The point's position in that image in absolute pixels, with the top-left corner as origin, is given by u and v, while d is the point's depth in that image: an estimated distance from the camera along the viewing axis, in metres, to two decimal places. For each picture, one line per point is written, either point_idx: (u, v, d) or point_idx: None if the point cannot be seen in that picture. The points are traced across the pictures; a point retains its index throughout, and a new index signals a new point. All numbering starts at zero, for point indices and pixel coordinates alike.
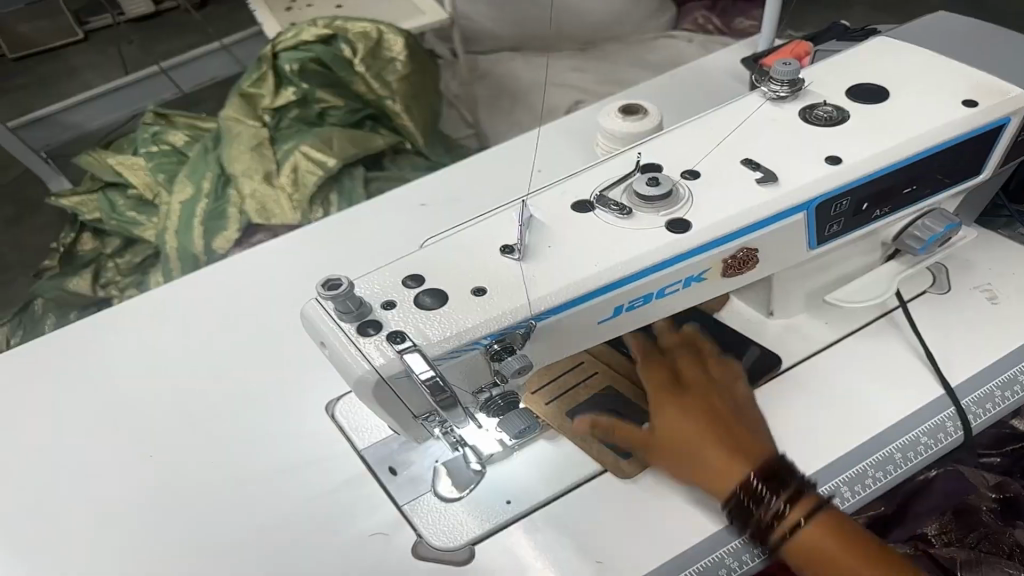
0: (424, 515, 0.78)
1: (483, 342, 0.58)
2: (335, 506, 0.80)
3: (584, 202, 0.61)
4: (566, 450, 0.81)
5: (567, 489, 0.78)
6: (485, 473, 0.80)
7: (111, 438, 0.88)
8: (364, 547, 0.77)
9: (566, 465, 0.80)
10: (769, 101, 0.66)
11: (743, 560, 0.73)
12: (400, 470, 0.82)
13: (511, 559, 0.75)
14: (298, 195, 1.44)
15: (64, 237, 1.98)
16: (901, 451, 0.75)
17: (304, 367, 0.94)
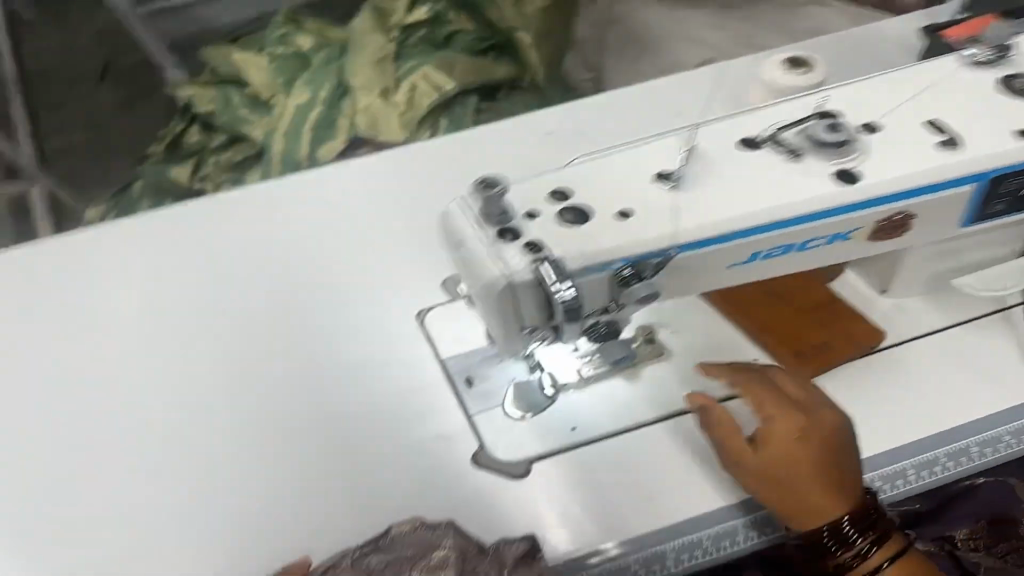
0: (490, 428, 0.82)
1: (614, 266, 0.59)
2: (421, 407, 0.85)
3: (751, 141, 0.62)
4: (641, 392, 0.83)
5: (632, 427, 0.82)
6: (559, 399, 0.83)
7: (222, 310, 0.93)
8: (448, 452, 0.82)
9: (646, 406, 0.82)
10: (969, 65, 0.64)
11: (785, 520, 0.77)
12: (474, 383, 0.85)
13: (568, 482, 0.80)
14: (408, 116, 1.46)
15: (173, 128, 2.04)
16: (977, 446, 0.77)
17: (411, 273, 0.97)
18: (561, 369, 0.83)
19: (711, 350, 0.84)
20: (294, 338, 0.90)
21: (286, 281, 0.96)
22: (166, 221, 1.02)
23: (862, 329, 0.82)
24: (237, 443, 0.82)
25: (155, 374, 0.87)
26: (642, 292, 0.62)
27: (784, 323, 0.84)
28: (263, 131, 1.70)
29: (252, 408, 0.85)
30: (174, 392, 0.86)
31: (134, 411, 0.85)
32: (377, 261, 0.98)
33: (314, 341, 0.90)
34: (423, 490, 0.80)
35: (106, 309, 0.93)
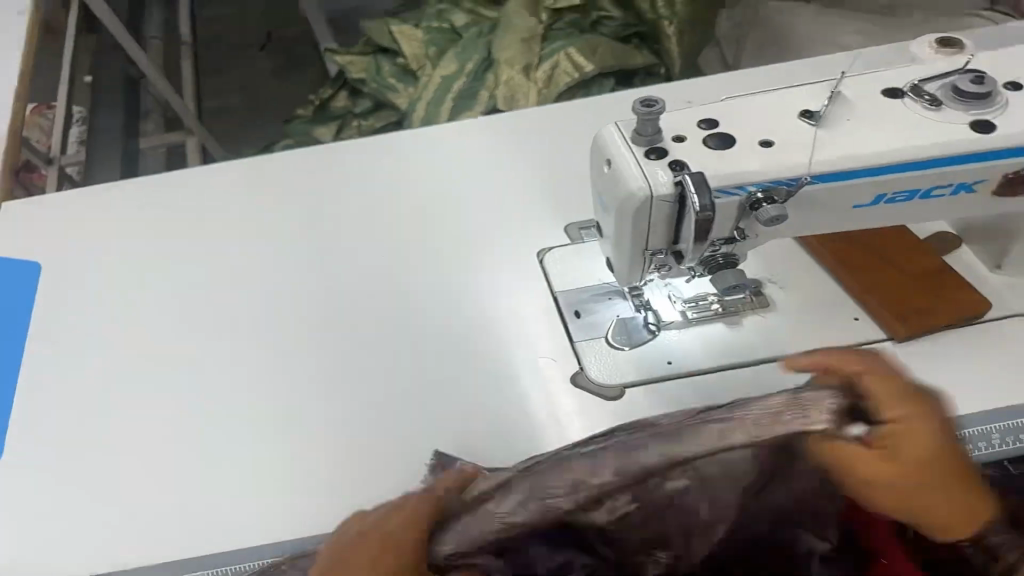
0: (591, 354, 0.90)
1: (747, 190, 0.65)
2: (536, 327, 0.94)
3: (896, 90, 0.66)
4: (739, 338, 0.90)
5: (727, 366, 0.89)
6: (660, 335, 0.91)
7: (373, 229, 1.06)
8: (562, 370, 0.90)
9: (745, 348, 0.89)
10: None
11: None
12: (583, 315, 0.94)
13: (656, 406, 0.87)
14: (547, 92, 1.59)
15: (324, 92, 2.20)
16: None
17: (542, 214, 1.06)
18: (662, 310, 0.93)
19: (818, 304, 0.91)
20: (439, 262, 1.02)
21: (433, 214, 1.07)
22: (332, 150, 1.16)
23: (971, 297, 0.88)
24: (373, 337, 0.94)
25: (317, 280, 1.01)
26: (770, 213, 0.64)
27: (895, 287, 0.90)
28: (406, 100, 1.88)
29: (399, 315, 0.96)
30: (333, 296, 0.99)
31: (299, 307, 0.98)
32: (514, 203, 1.08)
33: (454, 266, 1.01)
34: (539, 399, 0.88)
35: (280, 223, 1.08)
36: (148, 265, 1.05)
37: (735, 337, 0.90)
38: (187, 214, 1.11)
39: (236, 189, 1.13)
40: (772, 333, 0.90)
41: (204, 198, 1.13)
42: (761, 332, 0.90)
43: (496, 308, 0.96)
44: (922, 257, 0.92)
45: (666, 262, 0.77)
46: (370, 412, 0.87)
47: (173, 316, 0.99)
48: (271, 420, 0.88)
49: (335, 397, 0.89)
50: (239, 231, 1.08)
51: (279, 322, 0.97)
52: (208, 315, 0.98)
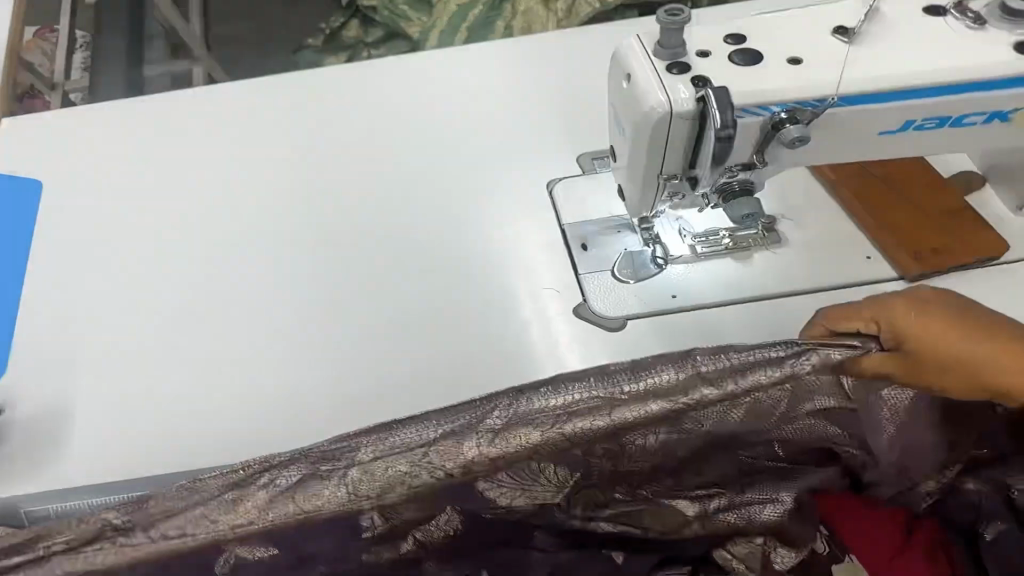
0: (597, 287, 0.89)
1: (771, 109, 0.62)
2: (540, 257, 0.92)
3: (938, 7, 0.63)
4: (746, 273, 0.89)
5: (734, 301, 0.87)
6: (666, 269, 0.90)
7: (378, 153, 1.04)
8: (565, 302, 0.89)
9: (755, 285, 0.88)
10: None
11: None
12: (589, 248, 0.92)
13: (660, 340, 0.86)
14: (564, 24, 1.55)
15: (333, 20, 2.15)
16: None
17: (551, 143, 1.03)
18: (670, 245, 0.91)
19: (831, 242, 0.89)
20: (446, 189, 1.00)
21: (442, 141, 1.04)
22: (339, 71, 1.13)
23: (989, 238, 0.86)
24: (375, 260, 0.93)
25: (321, 203, 0.99)
26: (793, 135, 0.62)
27: (914, 225, 0.88)
28: (418, 29, 1.83)
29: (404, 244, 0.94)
30: (337, 219, 0.97)
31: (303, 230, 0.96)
32: (526, 132, 1.05)
33: (461, 194, 0.99)
34: (539, 330, 0.87)
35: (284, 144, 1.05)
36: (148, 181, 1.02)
37: (744, 273, 0.89)
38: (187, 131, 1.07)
39: (239, 107, 1.10)
40: (781, 271, 0.88)
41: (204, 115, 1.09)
42: (771, 269, 0.88)
43: (504, 238, 0.95)
44: (943, 193, 0.90)
45: (679, 189, 0.75)
46: (373, 335, 0.87)
47: (172, 234, 0.97)
48: (268, 340, 0.87)
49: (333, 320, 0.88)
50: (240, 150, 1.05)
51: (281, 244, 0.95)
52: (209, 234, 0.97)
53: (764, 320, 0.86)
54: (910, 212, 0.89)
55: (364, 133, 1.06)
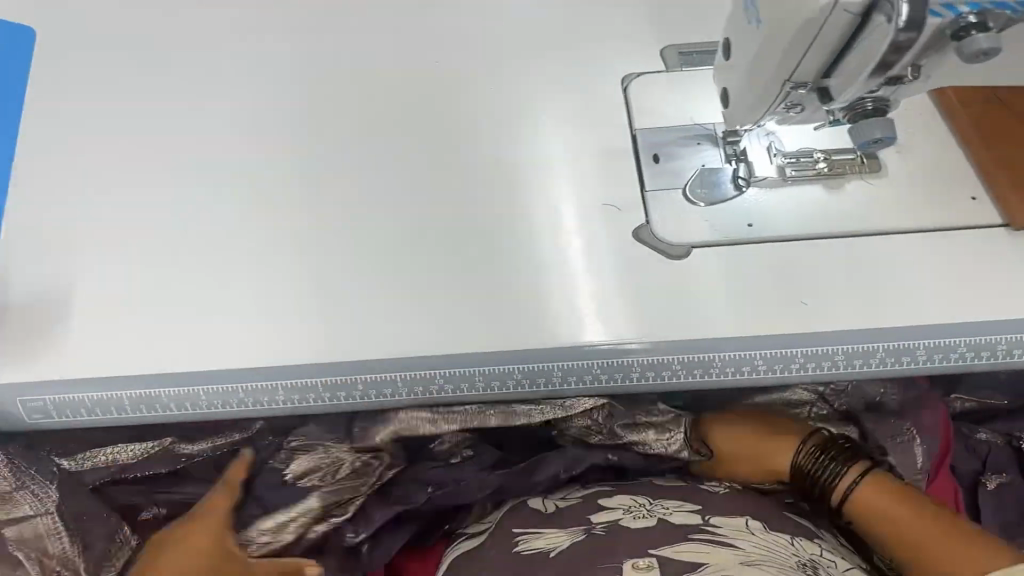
0: (663, 206, 0.79)
1: (959, 10, 0.51)
2: (601, 167, 0.82)
3: None
4: (833, 205, 0.79)
5: (817, 236, 0.78)
6: (748, 192, 0.79)
7: (419, 21, 0.88)
8: (627, 222, 0.79)
9: (848, 217, 0.78)
10: None
11: (931, 357, 0.76)
12: (661, 161, 0.81)
13: (728, 272, 0.77)
14: None
15: None
16: None
17: (623, 27, 0.88)
18: (757, 164, 0.80)
19: (937, 177, 0.79)
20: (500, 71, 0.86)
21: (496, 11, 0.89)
22: None
23: None
24: (414, 155, 0.82)
25: (355, 76, 0.86)
26: (981, 45, 0.51)
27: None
28: None
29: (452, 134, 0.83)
30: (375, 99, 0.84)
31: (335, 107, 0.84)
32: (596, 7, 0.90)
33: (518, 79, 0.86)
34: (597, 252, 0.77)
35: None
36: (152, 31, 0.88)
37: (836, 202, 0.79)
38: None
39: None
40: (872, 205, 0.78)
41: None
42: (869, 201, 0.79)
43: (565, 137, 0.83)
44: None
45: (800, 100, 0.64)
46: (411, 235, 0.78)
47: (183, 100, 0.84)
48: (290, 240, 0.78)
49: (365, 221, 0.78)
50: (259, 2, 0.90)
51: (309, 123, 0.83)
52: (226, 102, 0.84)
53: (850, 257, 0.77)
54: None
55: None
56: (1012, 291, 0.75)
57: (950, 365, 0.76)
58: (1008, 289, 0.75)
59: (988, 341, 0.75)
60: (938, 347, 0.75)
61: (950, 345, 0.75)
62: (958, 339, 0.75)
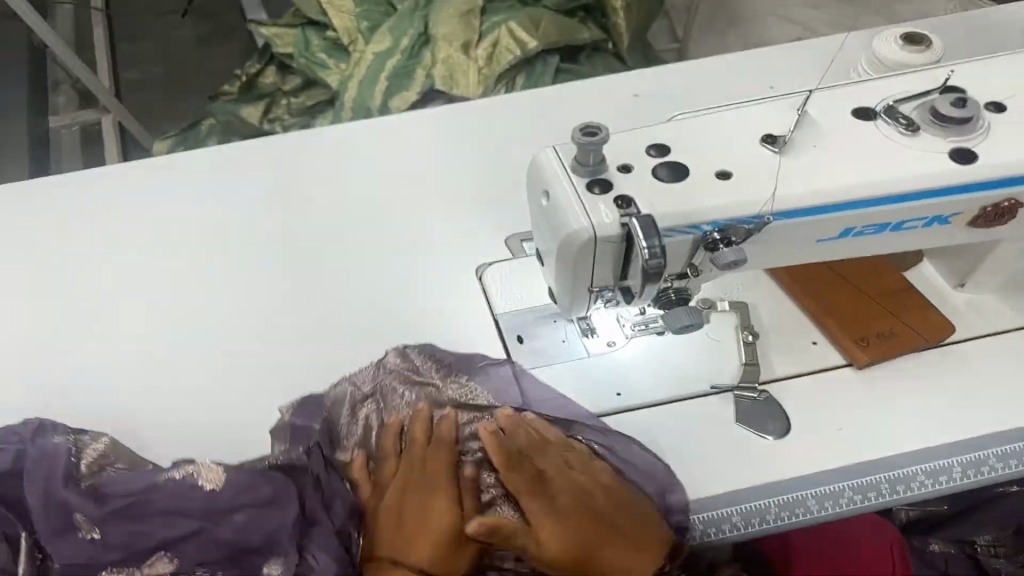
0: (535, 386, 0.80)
1: (701, 228, 0.57)
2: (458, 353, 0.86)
3: (867, 111, 0.59)
4: (687, 362, 0.82)
5: (674, 399, 0.80)
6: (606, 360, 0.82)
7: (285, 245, 0.97)
8: None
9: (697, 376, 0.81)
10: None
11: (826, 505, 0.74)
12: (526, 341, 0.85)
13: None
14: (488, 72, 1.61)
15: (250, 65, 2.05)
16: (997, 458, 0.75)
17: (474, 221, 0.98)
18: (606, 334, 0.83)
19: (776, 329, 0.83)
20: (375, 278, 0.93)
21: (356, 228, 0.98)
22: (242, 151, 1.06)
23: (933, 319, 0.81)
24: (282, 371, 0.86)
25: (260, 285, 0.93)
26: (727, 258, 0.57)
27: (858, 309, 0.83)
28: (338, 78, 1.80)
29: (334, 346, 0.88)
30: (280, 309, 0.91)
31: (236, 320, 0.90)
32: (458, 212, 1.00)
33: (392, 281, 0.93)
34: None
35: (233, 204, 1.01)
36: (109, 235, 0.97)
37: (687, 360, 0.82)
38: (130, 188, 1.02)
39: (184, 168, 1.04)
40: (718, 360, 0.81)
41: (143, 180, 1.03)
42: (708, 353, 0.82)
43: (441, 331, 0.88)
44: (927, 310, 0.82)
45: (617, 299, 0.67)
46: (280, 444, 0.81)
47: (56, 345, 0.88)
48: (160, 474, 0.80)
49: (234, 442, 0.81)
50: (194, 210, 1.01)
51: (236, 326, 0.89)
52: (181, 294, 0.93)
53: (718, 413, 0.79)
54: (874, 312, 0.83)
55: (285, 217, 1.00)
56: (865, 423, 0.77)
57: (850, 510, 0.74)
58: (860, 421, 0.77)
59: (872, 480, 0.74)
60: (862, 487, 0.74)
61: (838, 489, 0.74)
62: (876, 476, 0.75)
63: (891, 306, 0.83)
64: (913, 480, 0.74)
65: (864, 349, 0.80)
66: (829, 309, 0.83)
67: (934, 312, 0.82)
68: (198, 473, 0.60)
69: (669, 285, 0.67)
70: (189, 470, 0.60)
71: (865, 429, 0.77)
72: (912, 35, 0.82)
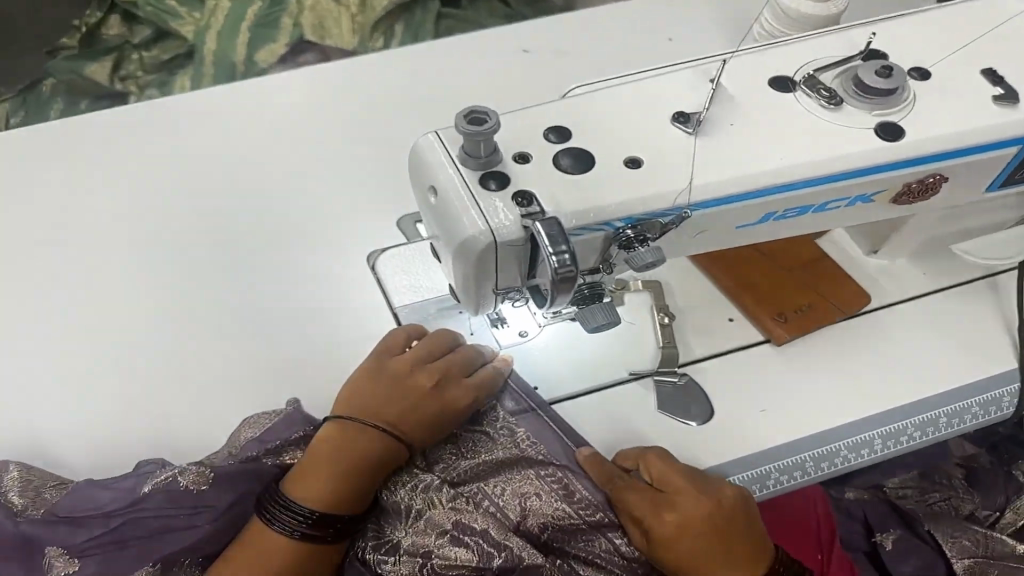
0: None
1: (615, 225, 0.50)
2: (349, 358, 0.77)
3: (785, 81, 0.52)
4: (602, 350, 0.77)
5: (594, 390, 0.75)
6: (523, 352, 0.76)
7: (136, 242, 0.83)
8: None
9: (615, 364, 0.76)
10: None
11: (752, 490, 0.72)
12: None
13: None
14: (362, 19, 1.50)
15: (87, 15, 1.80)
16: (916, 427, 0.76)
17: (356, 200, 0.88)
18: (518, 324, 0.77)
19: (691, 307, 0.81)
20: (250, 273, 0.82)
21: (219, 216, 0.85)
22: (73, 132, 0.90)
23: (847, 292, 0.81)
24: (143, 396, 0.74)
25: (113, 292, 0.79)
26: (644, 257, 0.49)
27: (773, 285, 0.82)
28: (193, 28, 1.62)
29: (208, 359, 0.76)
30: (138, 319, 0.78)
31: (85, 336, 0.76)
32: (341, 189, 0.88)
33: (271, 276, 0.82)
34: None
35: (70, 195, 0.86)
36: None
37: (602, 347, 0.77)
38: None
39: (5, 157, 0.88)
40: (635, 345, 0.78)
41: None
42: (625, 338, 0.78)
43: (333, 331, 0.79)
44: (847, 282, 0.82)
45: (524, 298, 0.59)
46: None
47: None
48: None
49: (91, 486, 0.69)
50: (20, 206, 0.84)
51: (85, 344, 0.76)
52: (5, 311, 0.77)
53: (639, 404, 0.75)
54: (796, 289, 0.82)
55: (135, 207, 0.85)
56: (785, 402, 0.76)
57: (774, 492, 0.72)
58: (779, 399, 0.76)
59: (797, 459, 0.73)
60: (787, 468, 0.72)
61: (764, 472, 0.72)
62: (802, 455, 0.73)
63: (812, 280, 0.82)
64: (837, 455, 0.74)
65: (785, 327, 0.79)
66: (751, 290, 0.81)
67: (853, 283, 0.82)
68: (177, 479, 0.61)
69: (581, 280, 0.59)
70: (166, 475, 0.61)
71: (783, 407, 0.76)
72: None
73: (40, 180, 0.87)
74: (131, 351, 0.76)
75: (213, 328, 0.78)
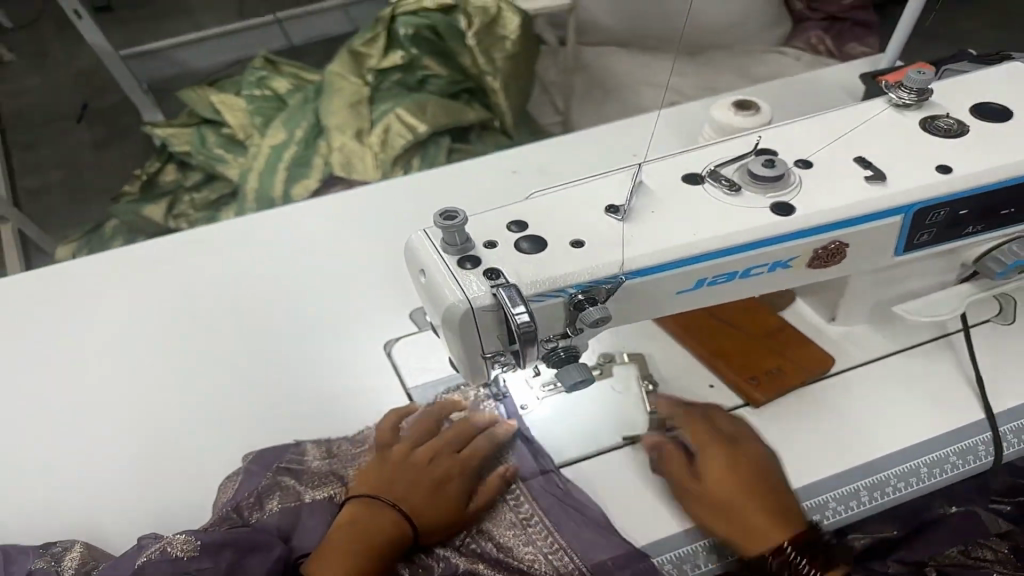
0: None
1: (568, 291, 0.62)
2: None
3: (695, 175, 0.66)
4: (592, 418, 0.87)
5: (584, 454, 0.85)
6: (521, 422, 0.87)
7: (187, 345, 0.97)
8: None
9: (606, 431, 0.86)
10: (893, 108, 0.70)
11: None
12: None
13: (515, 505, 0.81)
14: (383, 156, 1.70)
15: (148, 166, 2.06)
16: (898, 478, 0.82)
17: (374, 299, 1.02)
18: (519, 397, 0.88)
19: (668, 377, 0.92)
20: (281, 365, 0.95)
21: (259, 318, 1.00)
22: (139, 259, 1.08)
23: (815, 355, 0.91)
24: (189, 475, 0.85)
25: (166, 388, 0.93)
26: (593, 316, 0.62)
27: (745, 353, 0.92)
28: (237, 170, 1.85)
29: (245, 439, 0.88)
30: (187, 409, 0.91)
31: (143, 424, 0.90)
32: (360, 293, 1.03)
33: (298, 369, 0.94)
34: None
35: (133, 310, 1.02)
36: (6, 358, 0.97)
37: (591, 414, 0.87)
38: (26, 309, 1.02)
39: (84, 282, 1.05)
40: (621, 412, 0.87)
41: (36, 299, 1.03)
42: (612, 406, 0.88)
43: (352, 412, 0.90)
44: (811, 346, 0.93)
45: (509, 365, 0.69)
46: None
47: None
48: None
49: None
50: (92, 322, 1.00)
51: (144, 430, 0.89)
52: (78, 406, 0.92)
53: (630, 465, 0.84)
54: (766, 354, 0.92)
55: (188, 316, 1.01)
56: (760, 459, 0.84)
57: None
58: (754, 456, 0.85)
59: None
60: None
61: None
62: None
63: (778, 344, 0.93)
64: (826, 508, 0.80)
65: (749, 389, 0.89)
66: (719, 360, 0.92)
67: (814, 344, 0.93)
68: (167, 547, 0.70)
69: (556, 344, 0.69)
70: (158, 547, 0.71)
71: None
72: (743, 101, 0.94)
73: (108, 299, 1.03)
74: (181, 436, 0.88)
75: (249, 412, 0.90)
